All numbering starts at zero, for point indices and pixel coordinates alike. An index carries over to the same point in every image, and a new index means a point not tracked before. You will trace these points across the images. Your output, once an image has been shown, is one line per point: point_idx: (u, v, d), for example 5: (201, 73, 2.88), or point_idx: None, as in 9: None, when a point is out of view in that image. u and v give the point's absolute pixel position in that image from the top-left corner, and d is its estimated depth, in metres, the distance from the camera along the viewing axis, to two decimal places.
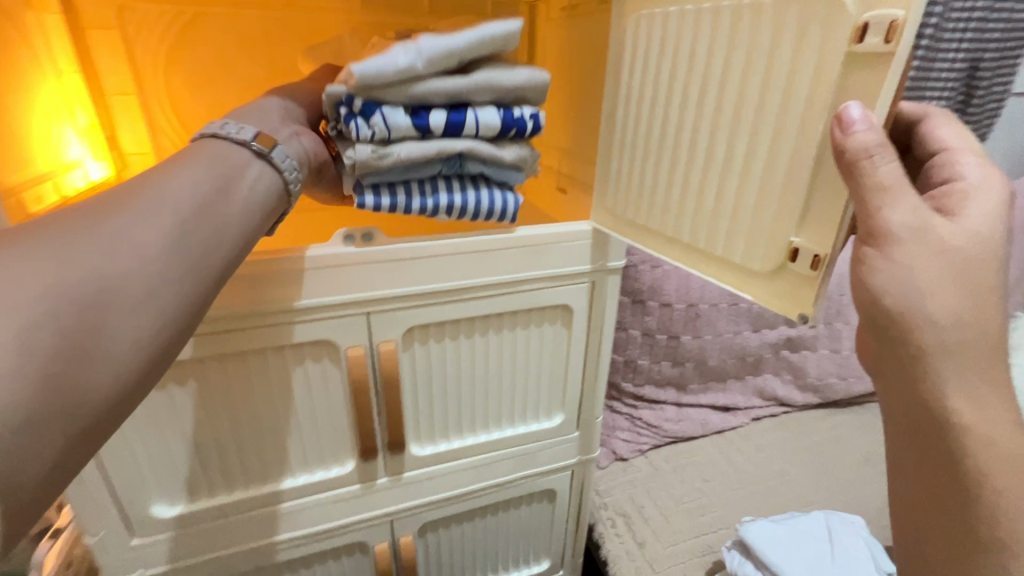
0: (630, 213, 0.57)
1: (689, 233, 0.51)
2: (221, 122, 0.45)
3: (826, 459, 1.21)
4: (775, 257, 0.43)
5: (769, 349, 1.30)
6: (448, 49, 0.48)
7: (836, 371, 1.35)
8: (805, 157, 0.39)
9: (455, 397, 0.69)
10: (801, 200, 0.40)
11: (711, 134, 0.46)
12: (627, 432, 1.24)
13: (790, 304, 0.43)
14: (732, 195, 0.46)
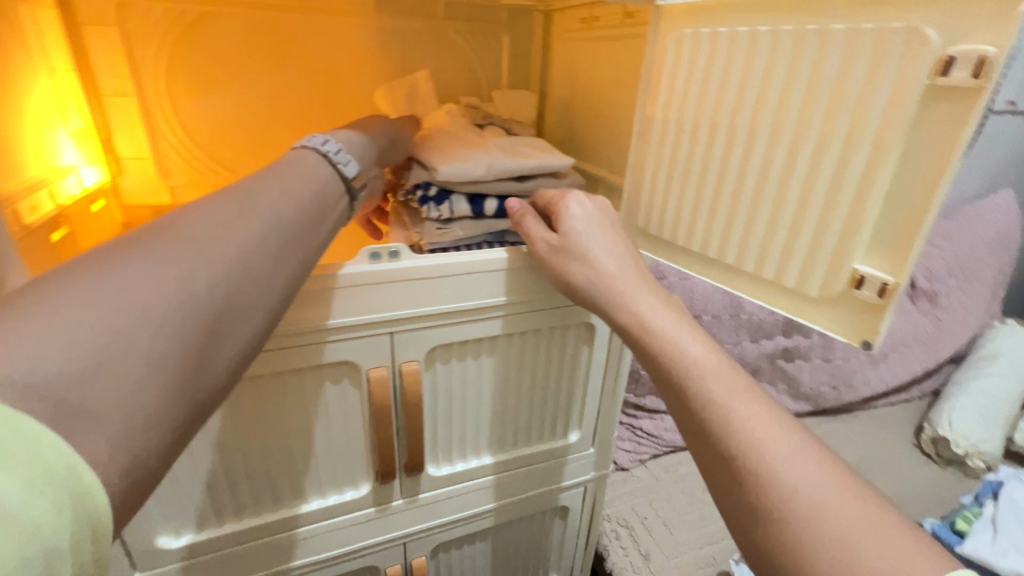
0: (661, 233, 0.56)
1: (734, 257, 0.50)
2: (326, 142, 0.49)
3: None
4: (836, 284, 0.43)
5: (766, 359, 1.31)
6: (512, 164, 0.64)
7: (828, 379, 1.38)
8: (874, 184, 0.39)
9: (474, 416, 0.68)
10: (867, 230, 0.40)
11: (766, 156, 0.45)
12: (628, 442, 1.24)
13: (850, 330, 0.43)
14: (786, 223, 0.45)
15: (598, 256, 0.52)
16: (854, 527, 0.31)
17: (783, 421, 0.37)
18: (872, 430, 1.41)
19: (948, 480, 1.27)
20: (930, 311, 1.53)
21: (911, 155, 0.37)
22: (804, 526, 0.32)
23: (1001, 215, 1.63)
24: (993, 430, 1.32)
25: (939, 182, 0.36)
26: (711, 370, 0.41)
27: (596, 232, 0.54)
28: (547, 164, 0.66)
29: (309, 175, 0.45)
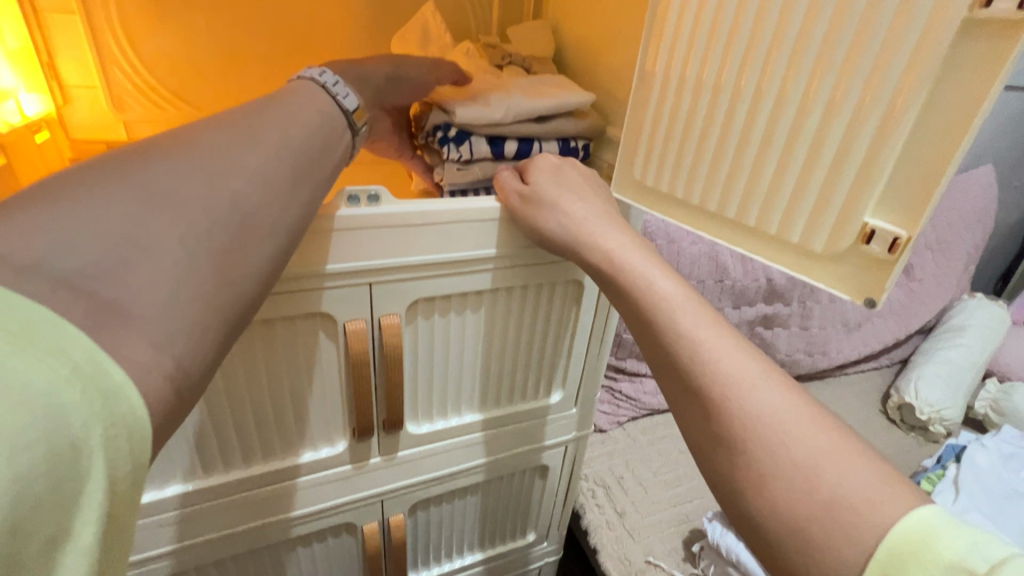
0: (658, 185, 0.52)
1: (736, 210, 0.47)
2: (324, 75, 0.48)
3: None
4: (842, 240, 0.42)
5: (746, 325, 1.31)
6: (532, 107, 0.62)
7: (803, 347, 1.41)
8: (893, 136, 0.37)
9: (456, 373, 0.65)
10: (881, 180, 0.39)
11: (775, 105, 0.42)
12: (607, 405, 1.24)
13: (851, 285, 0.43)
14: (795, 173, 0.43)
15: (576, 205, 0.52)
16: (808, 438, 0.35)
17: (749, 355, 0.40)
18: (840, 397, 1.46)
19: (909, 444, 1.33)
20: (905, 282, 1.56)
21: (932, 105, 0.36)
22: (765, 443, 0.35)
23: (979, 188, 1.65)
24: (959, 399, 1.36)
25: (962, 138, 0.35)
26: (683, 308, 0.43)
27: (575, 183, 0.54)
28: (568, 106, 0.64)
29: (315, 109, 0.45)
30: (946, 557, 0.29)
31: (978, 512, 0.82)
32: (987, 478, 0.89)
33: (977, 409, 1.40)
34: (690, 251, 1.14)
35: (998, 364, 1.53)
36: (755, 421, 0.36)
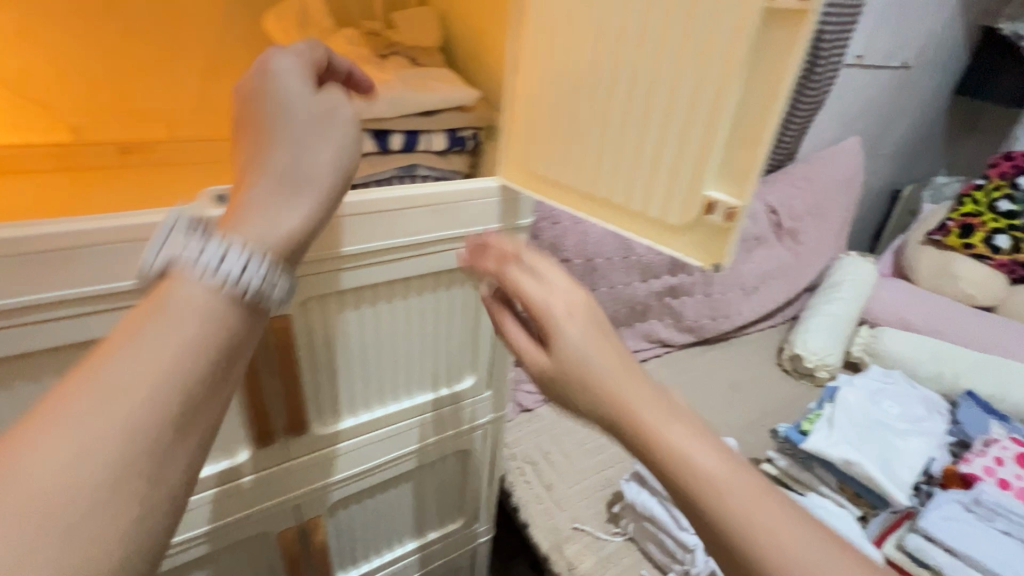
0: (537, 169, 0.55)
1: (604, 190, 0.50)
2: (232, 260, 0.36)
3: (696, 395, 1.41)
4: (692, 212, 0.45)
5: (655, 297, 1.41)
6: (415, 102, 0.62)
7: (707, 312, 1.54)
8: (719, 123, 0.41)
9: (419, 353, 0.71)
10: (715, 157, 0.42)
11: (620, 94, 0.46)
12: (532, 384, 1.28)
13: (702, 253, 0.46)
14: (648, 152, 0.46)
15: (596, 363, 0.46)
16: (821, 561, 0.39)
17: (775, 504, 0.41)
18: (742, 354, 1.61)
19: (800, 391, 1.49)
20: (790, 246, 1.73)
21: (749, 86, 0.40)
22: None
23: (848, 159, 1.85)
24: (837, 346, 1.54)
25: (766, 130, 0.40)
26: (722, 475, 0.42)
27: (586, 337, 0.47)
28: (452, 97, 0.65)
29: (212, 314, 0.35)
30: None
31: (844, 441, 0.94)
32: (852, 409, 1.03)
33: (855, 354, 1.58)
34: (595, 230, 1.20)
35: (870, 312, 1.73)
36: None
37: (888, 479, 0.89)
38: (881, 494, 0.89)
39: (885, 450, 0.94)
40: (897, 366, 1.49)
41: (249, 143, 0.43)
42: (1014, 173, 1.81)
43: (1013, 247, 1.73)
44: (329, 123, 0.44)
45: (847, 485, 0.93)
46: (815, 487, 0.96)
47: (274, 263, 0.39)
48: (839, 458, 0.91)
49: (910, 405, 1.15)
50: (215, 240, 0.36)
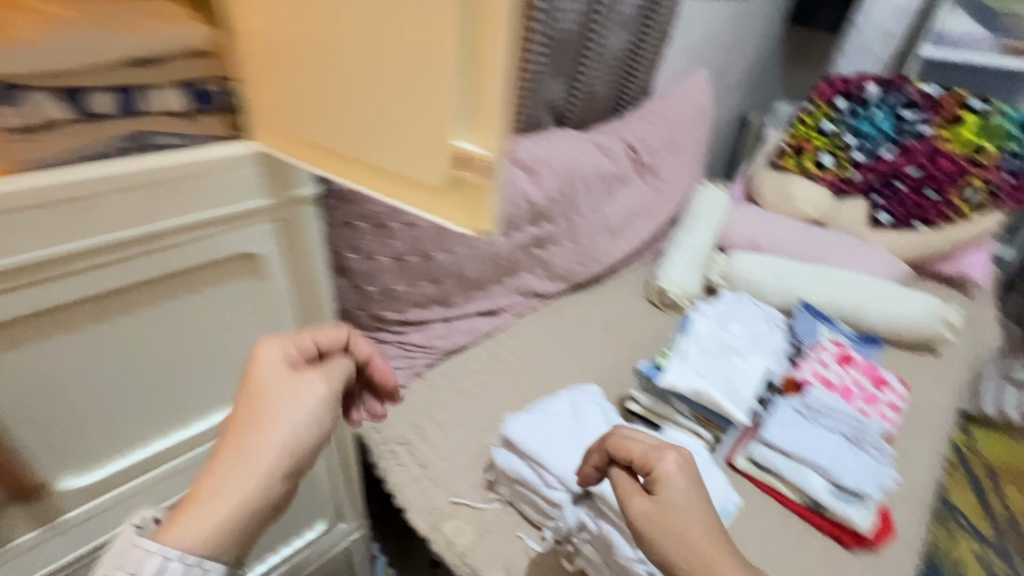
0: (325, 146, 0.57)
1: (384, 163, 0.54)
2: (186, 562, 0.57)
3: (573, 342, 1.42)
4: (456, 181, 0.51)
5: (520, 250, 1.37)
6: (112, 49, 0.52)
7: (576, 258, 1.54)
8: (460, 97, 0.47)
9: (303, 270, 0.76)
10: (464, 129, 0.48)
11: (378, 81, 0.50)
12: (400, 359, 1.20)
13: (470, 217, 0.52)
14: (410, 125, 0.50)
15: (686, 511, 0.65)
16: None
17: None
18: (616, 293, 1.64)
19: (667, 322, 1.56)
20: (651, 182, 1.77)
21: (474, 63, 0.46)
22: None
23: (696, 92, 1.90)
24: (695, 276, 1.63)
25: (495, 103, 0.46)
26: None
27: (679, 495, 0.66)
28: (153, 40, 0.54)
29: None
30: None
31: (693, 371, 0.98)
32: (704, 336, 1.09)
33: (713, 280, 1.66)
34: None
35: (724, 237, 1.84)
36: None
37: (730, 400, 0.95)
38: (724, 415, 0.95)
39: (729, 373, 1.01)
40: (746, 287, 1.61)
41: (241, 427, 0.65)
42: (831, 95, 1.97)
43: (836, 164, 1.92)
44: (297, 400, 0.66)
45: (699, 411, 0.99)
46: (672, 419, 1.00)
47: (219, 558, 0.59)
48: (689, 388, 0.95)
49: (755, 323, 1.25)
50: (176, 540, 0.58)
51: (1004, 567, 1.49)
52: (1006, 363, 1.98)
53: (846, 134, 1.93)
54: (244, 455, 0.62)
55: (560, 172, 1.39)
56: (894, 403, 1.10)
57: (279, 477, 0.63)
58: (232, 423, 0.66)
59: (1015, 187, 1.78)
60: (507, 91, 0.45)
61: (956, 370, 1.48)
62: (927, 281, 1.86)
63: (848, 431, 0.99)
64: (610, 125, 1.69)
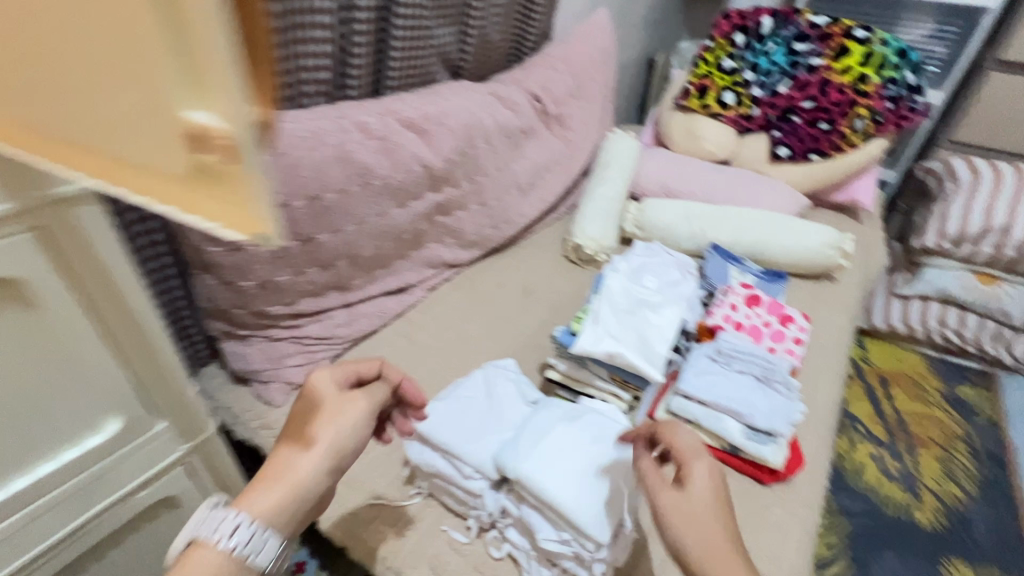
0: (56, 132, 0.40)
1: (124, 151, 0.37)
2: (243, 539, 0.59)
3: (490, 310, 1.36)
4: (207, 169, 0.34)
5: (423, 220, 1.26)
6: None
7: (487, 222, 1.46)
8: (166, 32, 0.30)
9: (124, 332, 0.67)
10: (189, 84, 0.31)
11: (85, 18, 0.33)
12: (298, 357, 1.09)
13: (241, 223, 0.35)
14: (130, 88, 0.33)
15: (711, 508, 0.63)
16: None
17: None
18: (534, 254, 1.59)
19: (586, 278, 1.53)
20: (559, 133, 1.68)
21: None
22: None
23: (597, 32, 1.80)
24: (610, 227, 1.59)
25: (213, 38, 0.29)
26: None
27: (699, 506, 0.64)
28: None
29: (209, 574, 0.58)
30: None
31: (607, 333, 0.94)
32: (616, 294, 1.06)
33: (627, 230, 1.66)
34: (312, 158, 0.96)
35: (637, 185, 1.82)
36: None
37: (645, 360, 0.93)
38: (641, 376, 0.93)
39: (644, 332, 0.99)
40: (659, 234, 1.61)
41: (302, 427, 0.68)
42: (730, 31, 1.97)
43: (737, 102, 1.93)
44: (343, 412, 0.70)
45: (616, 373, 0.96)
46: (589, 383, 0.98)
47: (274, 540, 0.61)
48: (604, 352, 0.91)
49: (666, 274, 1.24)
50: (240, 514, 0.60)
51: (893, 463, 1.65)
52: (891, 278, 2.13)
53: (745, 70, 1.93)
54: (299, 456, 0.66)
55: (457, 130, 1.27)
56: (798, 336, 1.13)
57: (326, 476, 0.67)
58: (290, 427, 0.69)
59: (897, 113, 1.85)
60: (233, 41, 0.29)
61: (852, 293, 1.57)
62: (823, 210, 1.95)
63: (757, 372, 1.01)
64: (510, 73, 1.57)
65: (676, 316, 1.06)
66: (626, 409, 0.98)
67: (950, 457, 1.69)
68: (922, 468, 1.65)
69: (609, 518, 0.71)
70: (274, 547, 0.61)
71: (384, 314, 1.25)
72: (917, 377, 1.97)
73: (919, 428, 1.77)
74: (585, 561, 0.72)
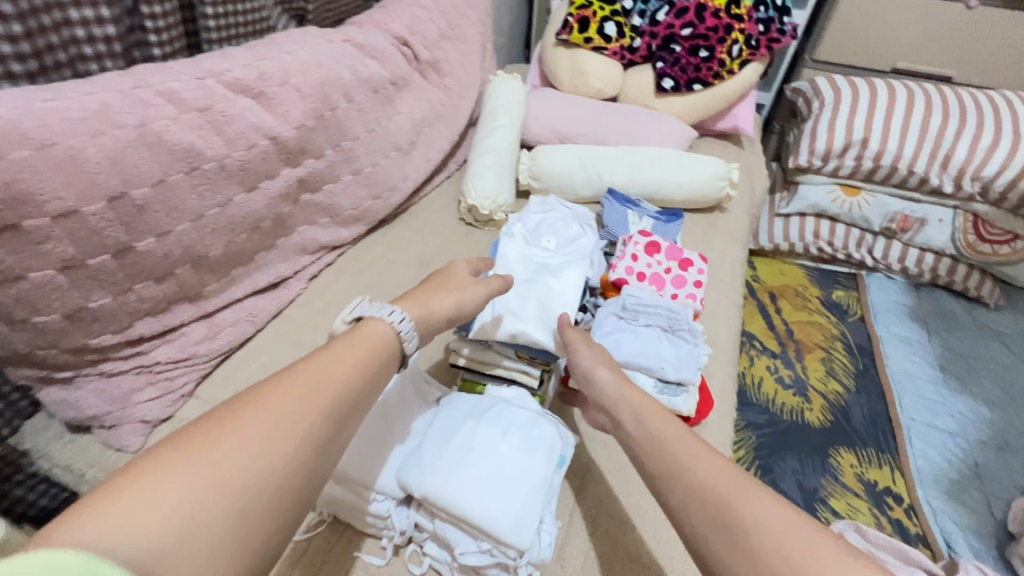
0: None
1: None
2: (402, 321, 0.74)
3: (385, 290, 1.25)
4: None
5: (284, 202, 1.07)
6: None
7: (366, 193, 1.30)
8: None
9: None
10: None
11: None
12: (152, 389, 0.91)
13: None
14: None
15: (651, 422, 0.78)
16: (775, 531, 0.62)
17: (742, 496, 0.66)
18: (427, 220, 1.45)
19: (485, 240, 1.44)
20: (437, 81, 1.50)
21: None
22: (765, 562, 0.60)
23: None
24: (505, 183, 1.47)
25: None
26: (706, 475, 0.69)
27: (675, 450, 0.73)
28: None
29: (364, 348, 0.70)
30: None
31: (508, 315, 0.97)
32: (515, 269, 1.10)
33: (523, 182, 1.57)
34: (101, 147, 0.75)
35: (529, 132, 1.71)
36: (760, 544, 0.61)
37: (549, 333, 0.97)
38: (546, 350, 0.97)
39: (545, 302, 1.02)
40: (556, 184, 1.54)
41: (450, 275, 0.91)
42: None
43: (619, 33, 1.85)
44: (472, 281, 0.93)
45: (524, 350, 0.98)
46: (497, 366, 0.97)
47: (415, 334, 0.77)
48: (506, 335, 0.94)
49: (566, 228, 1.22)
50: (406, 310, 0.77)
51: (786, 371, 1.81)
52: (773, 197, 2.30)
53: None
54: (436, 296, 0.83)
55: (306, 90, 1.06)
56: (698, 278, 1.13)
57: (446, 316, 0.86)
58: (438, 274, 0.91)
59: (769, 38, 1.85)
60: None
61: (742, 222, 1.61)
62: (709, 140, 1.98)
63: (664, 324, 1.01)
64: (368, 15, 1.35)
65: (577, 278, 1.08)
66: (538, 384, 0.98)
67: (830, 356, 1.87)
68: (809, 371, 1.81)
69: (528, 516, 0.66)
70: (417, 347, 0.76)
71: (256, 318, 1.08)
72: (798, 287, 2.14)
73: (803, 335, 1.94)
74: (510, 567, 0.67)
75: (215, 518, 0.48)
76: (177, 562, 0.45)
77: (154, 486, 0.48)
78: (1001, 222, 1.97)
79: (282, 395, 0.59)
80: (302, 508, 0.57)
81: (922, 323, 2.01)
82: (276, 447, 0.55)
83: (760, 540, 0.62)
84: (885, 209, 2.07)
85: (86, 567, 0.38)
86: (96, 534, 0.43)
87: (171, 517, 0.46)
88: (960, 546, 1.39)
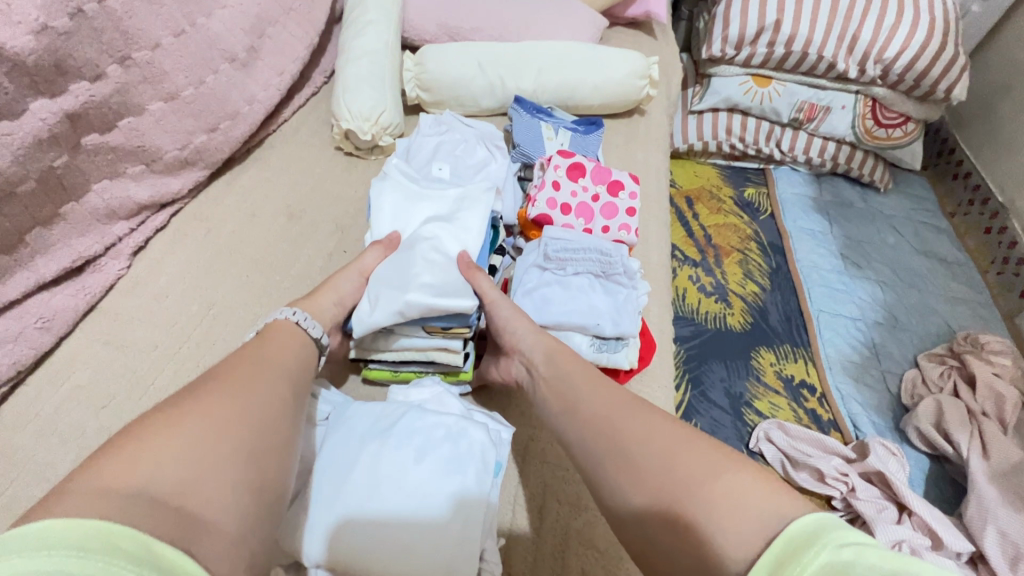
0: None
1: None
2: (299, 317, 0.75)
3: (244, 253, 0.96)
4: None
5: (37, 153, 0.77)
6: None
7: (191, 124, 0.96)
8: None
9: None
10: None
11: None
12: None
13: None
14: None
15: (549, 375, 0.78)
16: (670, 448, 0.63)
17: (637, 423, 0.67)
18: (293, 152, 1.13)
19: (374, 174, 1.14)
20: None
21: None
22: (669, 482, 0.60)
23: None
24: (387, 95, 1.14)
25: None
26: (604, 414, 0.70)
27: (576, 388, 0.75)
28: None
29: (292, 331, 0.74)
30: (727, 495, 0.56)
31: (388, 290, 0.80)
32: (403, 218, 0.91)
33: (411, 95, 1.28)
34: None
35: (411, 28, 1.37)
36: (661, 465, 0.62)
37: (439, 293, 0.79)
38: (452, 311, 0.79)
39: (433, 256, 0.84)
40: (451, 94, 1.26)
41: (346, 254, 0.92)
42: None
43: None
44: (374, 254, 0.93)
45: (432, 324, 0.82)
46: (408, 343, 0.83)
47: (321, 326, 0.77)
48: (391, 316, 0.78)
49: (470, 154, 1.03)
50: (298, 306, 0.78)
51: (707, 279, 1.78)
52: (685, 94, 2.16)
53: None
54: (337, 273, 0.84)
55: None
56: (630, 205, 0.97)
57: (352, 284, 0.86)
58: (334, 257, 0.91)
59: None
60: None
61: (663, 126, 1.44)
62: (619, 31, 1.74)
63: (596, 269, 0.89)
64: None
65: (480, 220, 0.89)
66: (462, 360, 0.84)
67: (746, 257, 1.87)
68: (728, 276, 1.80)
69: (471, 530, 0.63)
70: (326, 331, 0.77)
71: (53, 323, 0.82)
72: (712, 190, 2.08)
73: (721, 239, 1.91)
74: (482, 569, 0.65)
75: (217, 448, 0.55)
76: (196, 482, 0.52)
77: (152, 435, 0.53)
78: (897, 104, 1.98)
79: (241, 365, 0.65)
80: (288, 447, 0.63)
81: (824, 212, 2.05)
82: (254, 396, 0.62)
83: (643, 454, 0.64)
84: (793, 98, 2.00)
85: (133, 533, 0.43)
86: (120, 471, 0.49)
87: (181, 448, 0.53)
88: (864, 425, 1.51)
